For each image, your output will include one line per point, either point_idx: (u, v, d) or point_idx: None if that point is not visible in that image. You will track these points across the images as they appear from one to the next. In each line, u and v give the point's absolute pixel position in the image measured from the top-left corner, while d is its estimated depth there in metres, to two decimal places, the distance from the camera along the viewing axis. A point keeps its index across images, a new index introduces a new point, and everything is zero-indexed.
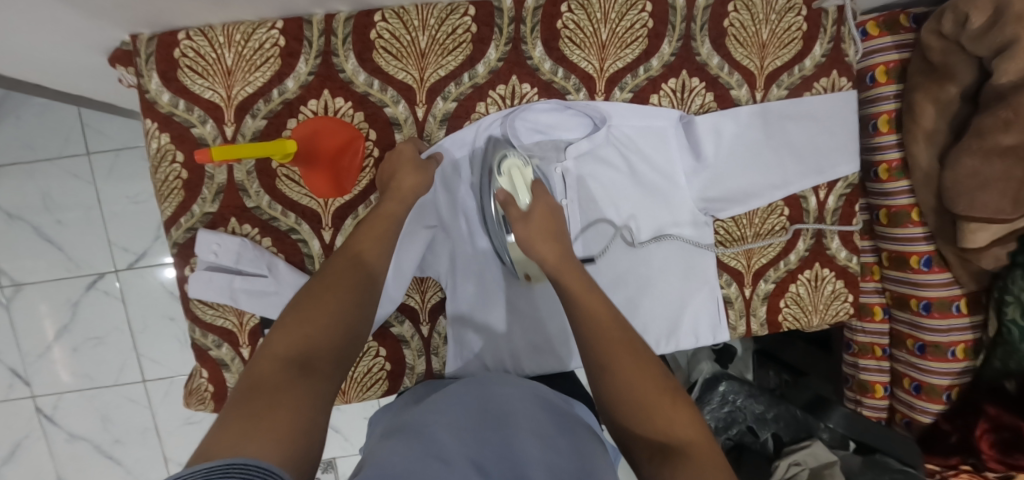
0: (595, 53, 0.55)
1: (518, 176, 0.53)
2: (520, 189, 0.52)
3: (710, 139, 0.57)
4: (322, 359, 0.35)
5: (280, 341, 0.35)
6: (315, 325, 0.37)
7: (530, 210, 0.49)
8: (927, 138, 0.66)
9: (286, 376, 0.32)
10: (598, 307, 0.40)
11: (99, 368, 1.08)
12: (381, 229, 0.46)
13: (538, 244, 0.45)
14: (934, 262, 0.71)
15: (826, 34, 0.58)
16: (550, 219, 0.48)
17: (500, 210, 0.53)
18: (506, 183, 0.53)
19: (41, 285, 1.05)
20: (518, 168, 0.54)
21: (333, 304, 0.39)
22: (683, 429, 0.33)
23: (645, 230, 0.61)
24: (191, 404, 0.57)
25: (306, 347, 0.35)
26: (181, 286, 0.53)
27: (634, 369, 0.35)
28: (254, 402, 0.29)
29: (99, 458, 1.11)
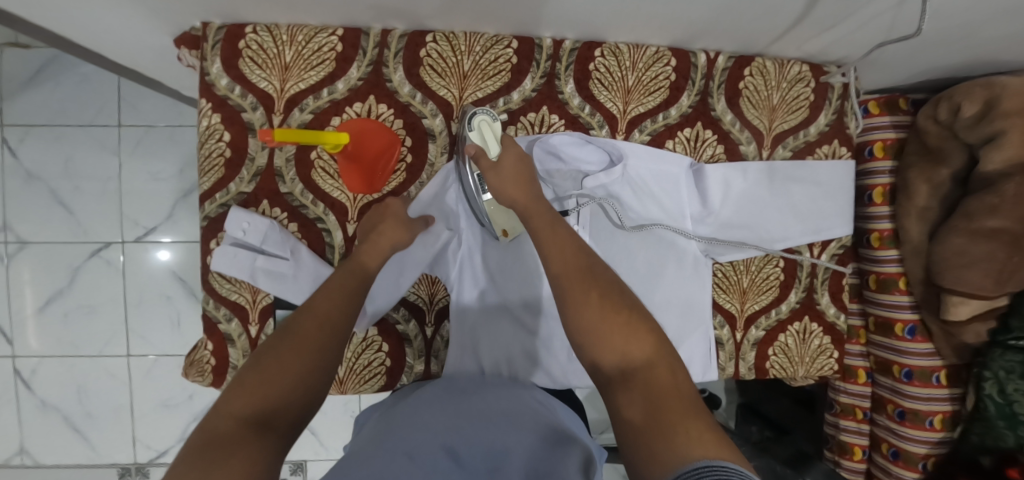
0: (621, 96, 0.60)
1: (488, 130, 0.53)
2: (489, 141, 0.53)
3: (717, 187, 0.62)
4: (282, 418, 0.33)
5: (244, 394, 0.33)
6: (284, 378, 0.35)
7: (500, 160, 0.49)
8: (920, 213, 0.71)
9: (245, 434, 0.30)
10: (564, 244, 0.42)
11: (85, 336, 1.07)
12: (359, 277, 0.45)
13: (514, 200, 0.46)
14: (918, 332, 0.74)
15: (830, 106, 0.64)
16: (519, 164, 0.48)
17: (477, 172, 0.53)
18: (476, 137, 0.53)
19: (45, 247, 1.06)
20: (487, 122, 0.54)
21: (306, 356, 0.37)
22: (642, 351, 0.36)
23: (632, 217, 0.63)
24: (189, 375, 0.58)
25: (271, 405, 0.33)
26: (204, 258, 0.55)
27: (594, 304, 0.38)
28: (202, 461, 0.27)
29: (67, 430, 1.08)
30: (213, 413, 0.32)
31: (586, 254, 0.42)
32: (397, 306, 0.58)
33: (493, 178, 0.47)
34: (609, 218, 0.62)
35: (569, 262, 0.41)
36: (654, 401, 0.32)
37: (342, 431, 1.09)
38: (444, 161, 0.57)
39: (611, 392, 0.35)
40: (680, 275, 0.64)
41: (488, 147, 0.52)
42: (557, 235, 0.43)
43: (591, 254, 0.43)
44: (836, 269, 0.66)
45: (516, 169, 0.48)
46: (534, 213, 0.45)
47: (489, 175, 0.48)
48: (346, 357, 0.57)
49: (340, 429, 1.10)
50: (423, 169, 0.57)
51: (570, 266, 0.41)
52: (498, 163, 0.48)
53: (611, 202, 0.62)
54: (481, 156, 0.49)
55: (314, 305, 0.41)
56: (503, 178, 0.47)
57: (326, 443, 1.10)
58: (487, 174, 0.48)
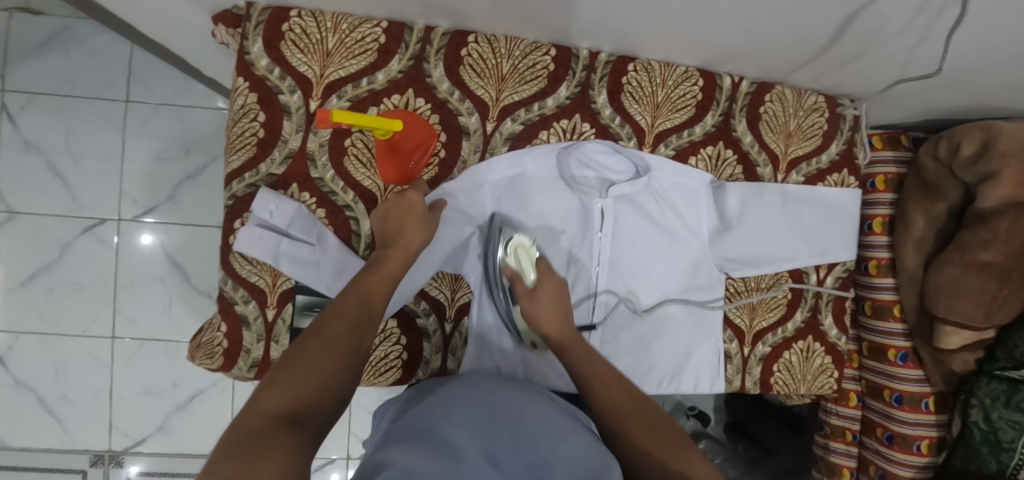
0: (649, 110, 0.62)
1: (524, 256, 0.56)
2: (526, 267, 0.56)
3: (736, 205, 0.64)
4: (312, 417, 0.32)
5: (273, 397, 0.33)
6: (309, 381, 0.35)
7: (537, 287, 0.55)
8: (916, 244, 0.75)
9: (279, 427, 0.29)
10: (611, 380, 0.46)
11: (70, 315, 1.03)
12: (372, 293, 0.46)
13: (552, 331, 0.51)
14: (910, 358, 0.78)
15: (842, 136, 0.68)
16: (554, 297, 0.55)
17: (507, 286, 0.58)
18: (512, 262, 0.56)
19: (35, 218, 1.01)
20: (524, 246, 0.57)
21: (329, 362, 0.37)
22: (698, 470, 0.36)
23: (647, 299, 0.65)
24: (196, 356, 0.56)
25: (300, 405, 0.32)
26: (226, 237, 0.54)
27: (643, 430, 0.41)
28: (244, 447, 0.26)
29: (39, 412, 1.03)
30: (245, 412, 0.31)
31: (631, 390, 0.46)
32: (419, 300, 0.58)
33: (529, 305, 0.53)
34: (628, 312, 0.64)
35: (615, 394, 0.44)
36: None
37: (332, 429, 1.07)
38: (476, 159, 0.58)
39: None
40: (692, 291, 0.66)
41: (523, 274, 0.56)
42: (599, 368, 0.47)
43: (631, 388, 0.46)
44: (839, 293, 0.68)
45: (554, 306, 0.53)
46: (573, 345, 0.50)
47: (523, 302, 0.54)
48: None
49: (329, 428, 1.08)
50: (455, 165, 0.58)
51: (617, 403, 0.44)
52: (533, 291, 0.55)
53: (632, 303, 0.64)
54: (517, 279, 0.55)
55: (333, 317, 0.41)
56: (538, 308, 0.53)
57: None
58: (523, 300, 0.54)
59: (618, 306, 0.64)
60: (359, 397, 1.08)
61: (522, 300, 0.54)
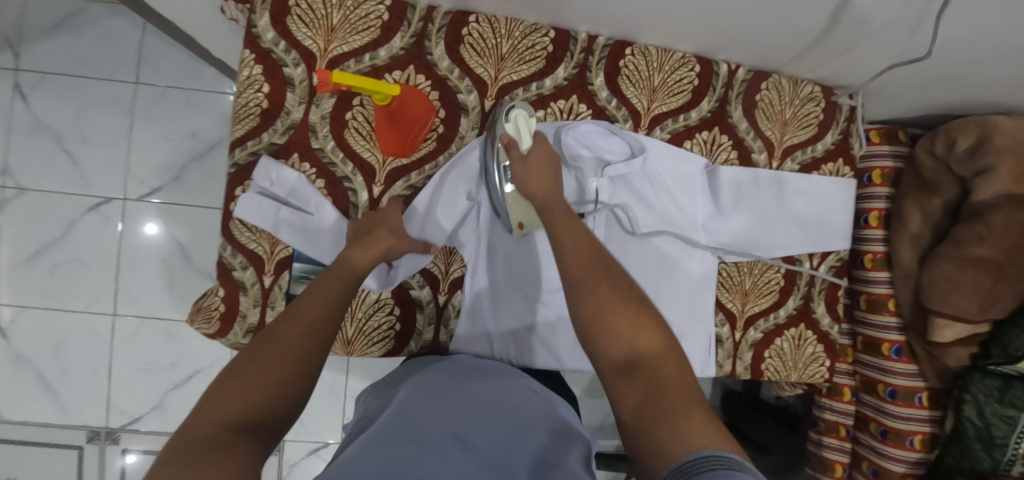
0: (646, 94, 0.63)
1: (524, 125, 0.53)
2: (523, 135, 0.53)
3: (728, 188, 0.65)
4: (265, 423, 0.29)
5: (221, 400, 0.28)
6: (265, 381, 0.30)
7: (530, 153, 0.51)
8: (912, 238, 0.75)
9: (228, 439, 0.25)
10: (578, 237, 0.43)
11: (71, 291, 1.04)
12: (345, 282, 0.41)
13: (535, 194, 0.48)
14: (904, 353, 0.78)
15: (837, 127, 0.69)
16: (547, 161, 0.50)
17: (505, 163, 0.54)
18: (511, 130, 0.53)
19: (42, 195, 1.03)
20: (524, 116, 0.54)
21: (287, 359, 0.32)
22: (649, 342, 0.36)
23: (645, 222, 0.65)
24: (194, 321, 0.57)
25: (254, 410, 0.28)
26: (227, 204, 0.56)
27: (605, 298, 0.38)
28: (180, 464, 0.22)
29: (39, 386, 1.04)
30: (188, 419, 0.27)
31: (599, 247, 0.43)
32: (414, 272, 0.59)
33: (520, 168, 0.49)
34: (621, 225, 0.64)
35: (584, 253, 0.41)
36: (656, 387, 0.33)
37: (326, 412, 1.08)
38: (474, 136, 0.60)
39: (612, 381, 0.36)
40: (685, 276, 0.66)
41: (519, 141, 0.52)
42: (572, 233, 0.43)
43: (604, 250, 0.43)
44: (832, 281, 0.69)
45: (545, 167, 0.50)
46: (553, 205, 0.46)
47: (517, 167, 0.50)
48: (357, 318, 0.57)
49: (323, 412, 1.09)
50: (453, 141, 0.59)
51: (583, 258, 0.41)
52: (527, 156, 0.50)
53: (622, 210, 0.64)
54: (512, 145, 0.51)
55: (297, 307, 0.37)
56: (529, 170, 0.49)
57: (307, 424, 1.08)
58: (516, 164, 0.50)
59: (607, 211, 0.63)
60: (353, 382, 1.09)
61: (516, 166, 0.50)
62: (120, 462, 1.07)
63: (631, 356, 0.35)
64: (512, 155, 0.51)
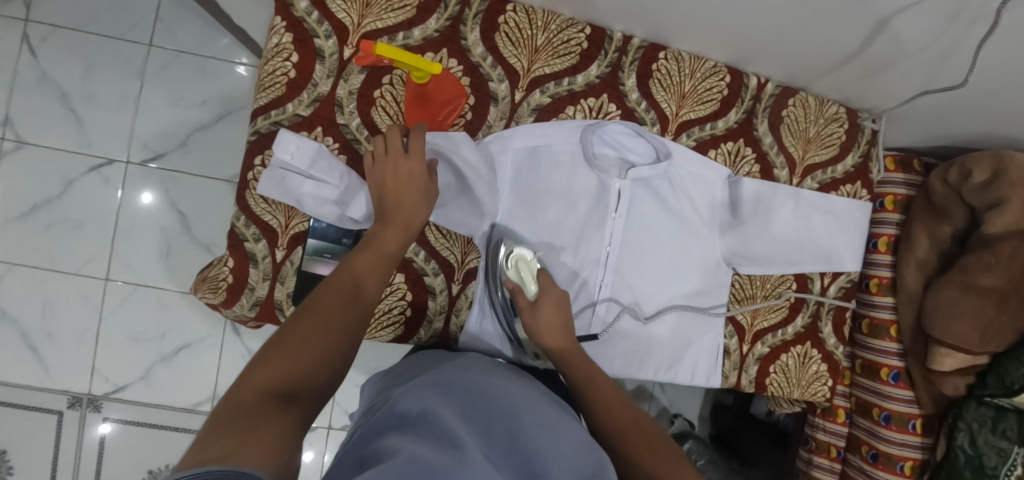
0: (675, 99, 0.62)
1: (526, 269, 0.55)
2: (528, 280, 0.55)
3: (750, 200, 0.64)
4: (304, 393, 0.30)
5: (265, 368, 0.30)
6: (300, 356, 0.32)
7: (539, 300, 0.53)
8: (918, 264, 0.76)
9: (269, 404, 0.27)
10: (615, 398, 0.47)
11: (65, 251, 1.01)
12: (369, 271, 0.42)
13: (553, 346, 0.51)
14: (901, 378, 0.79)
15: (858, 149, 0.69)
16: (558, 312, 0.53)
17: (507, 295, 0.57)
18: (513, 274, 0.56)
19: (42, 150, 1.00)
20: (524, 261, 0.56)
21: (326, 335, 0.35)
22: None
23: (649, 304, 0.65)
24: (199, 290, 0.56)
25: (297, 378, 0.31)
26: (245, 174, 0.54)
27: (648, 453, 0.40)
28: (236, 419, 0.24)
29: (22, 347, 1.01)
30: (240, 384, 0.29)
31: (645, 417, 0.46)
32: (429, 258, 0.58)
33: (530, 320, 0.52)
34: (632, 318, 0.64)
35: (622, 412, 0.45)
36: None
37: None
38: (502, 126, 0.59)
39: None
40: (688, 284, 0.66)
41: (525, 286, 0.54)
42: (603, 386, 0.48)
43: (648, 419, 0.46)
44: (840, 303, 0.69)
45: (558, 319, 0.52)
46: (576, 359, 0.50)
47: (523, 316, 0.53)
48: None
49: None
50: (480, 129, 0.58)
51: (623, 419, 0.44)
52: (535, 304, 0.53)
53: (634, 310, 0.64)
54: (519, 293, 0.54)
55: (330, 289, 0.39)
56: (540, 321, 0.52)
57: None
58: (524, 314, 0.53)
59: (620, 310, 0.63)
60: None
61: (523, 311, 0.53)
62: (100, 430, 1.04)
63: None
64: (521, 302, 0.53)
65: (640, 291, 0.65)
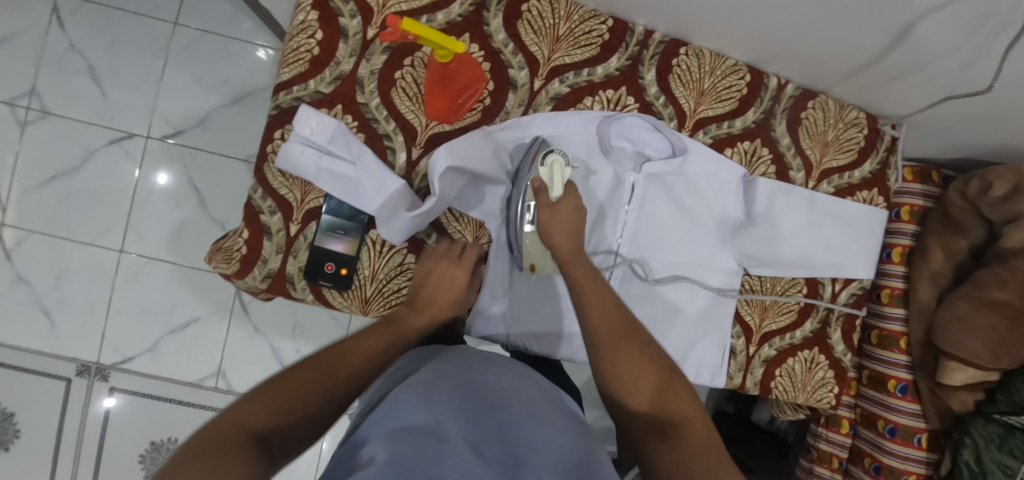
0: (694, 95, 0.62)
1: (558, 171, 0.53)
2: (556, 182, 0.53)
3: (764, 201, 0.64)
4: (280, 442, 0.30)
5: (249, 408, 0.31)
6: (288, 407, 0.33)
7: (559, 203, 0.52)
8: (932, 277, 0.75)
9: (243, 442, 0.27)
10: (606, 300, 0.46)
11: (81, 222, 1.03)
12: (377, 345, 0.44)
13: (559, 246, 0.50)
14: (908, 391, 0.78)
15: (877, 156, 0.68)
16: (576, 215, 0.52)
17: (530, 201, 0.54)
18: (545, 174, 0.53)
19: (65, 121, 1.02)
20: (560, 163, 0.54)
21: (314, 387, 0.35)
22: (682, 408, 0.40)
23: (658, 269, 0.65)
24: (213, 259, 0.57)
25: (275, 424, 0.31)
26: (264, 147, 0.55)
27: (633, 361, 0.42)
28: (210, 452, 0.25)
29: (35, 313, 1.03)
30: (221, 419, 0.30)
31: (626, 314, 0.46)
32: (439, 240, 0.58)
33: (548, 216, 0.51)
34: (637, 273, 0.64)
35: (611, 318, 0.44)
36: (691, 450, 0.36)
37: None
38: (519, 113, 0.59)
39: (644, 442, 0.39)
40: (697, 283, 0.65)
41: (552, 188, 0.53)
42: (597, 291, 0.47)
43: (630, 315, 0.46)
44: (850, 311, 0.68)
45: (572, 222, 0.51)
46: (576, 264, 0.49)
47: (541, 211, 0.52)
48: (378, 278, 0.57)
49: None
50: (498, 114, 0.58)
51: (610, 321, 0.44)
52: (556, 205, 0.52)
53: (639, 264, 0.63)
54: (543, 191, 0.52)
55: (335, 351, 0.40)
56: (557, 221, 0.51)
57: None
58: (543, 210, 0.51)
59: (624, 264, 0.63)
60: None
61: (541, 208, 0.52)
62: (106, 401, 1.06)
63: (661, 422, 0.39)
64: (542, 201, 0.52)
65: (647, 288, 0.64)
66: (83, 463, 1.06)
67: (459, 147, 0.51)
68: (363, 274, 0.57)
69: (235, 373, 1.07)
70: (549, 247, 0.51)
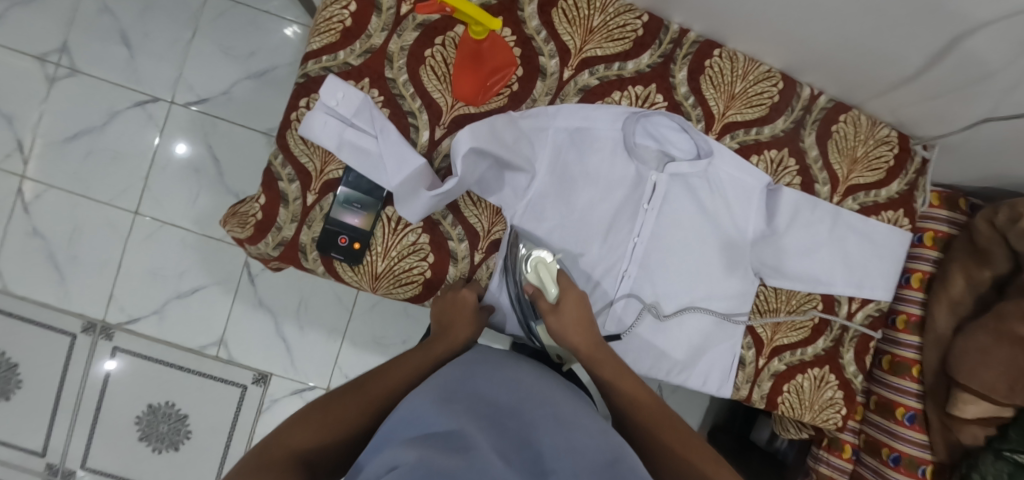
0: (724, 98, 0.61)
1: (546, 272, 0.54)
2: (548, 283, 0.53)
3: (787, 212, 0.62)
4: (323, 462, 0.36)
5: (300, 431, 0.37)
6: (328, 429, 0.38)
7: (561, 302, 0.53)
8: (951, 305, 0.73)
9: (288, 462, 0.33)
10: (638, 388, 0.49)
11: (99, 180, 1.04)
12: (405, 371, 0.47)
13: (578, 345, 0.51)
14: (917, 420, 0.76)
15: (905, 176, 0.67)
16: (581, 307, 0.53)
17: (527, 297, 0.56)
18: (534, 279, 0.54)
19: (93, 80, 1.03)
20: (544, 262, 0.54)
21: (352, 412, 0.41)
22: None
23: (669, 305, 0.64)
24: (228, 223, 0.57)
25: (318, 447, 0.37)
26: (289, 114, 0.55)
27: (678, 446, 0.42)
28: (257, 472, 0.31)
29: (47, 266, 1.04)
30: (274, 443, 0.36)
31: (664, 405, 0.48)
32: (456, 223, 0.57)
33: (555, 322, 0.52)
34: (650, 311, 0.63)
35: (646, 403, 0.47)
36: None
37: (319, 354, 1.09)
38: (546, 102, 0.58)
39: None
40: (711, 289, 0.64)
41: (546, 291, 0.53)
42: (629, 380, 0.49)
43: (667, 405, 0.48)
44: (865, 332, 0.67)
45: (578, 314, 0.52)
46: (600, 356, 0.51)
47: (550, 319, 0.52)
48: (390, 255, 0.56)
49: (316, 353, 1.09)
50: (525, 101, 0.57)
51: (648, 410, 0.46)
52: (558, 307, 0.52)
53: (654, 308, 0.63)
54: (539, 297, 0.53)
55: (370, 380, 0.45)
56: (565, 322, 0.51)
57: (297, 362, 1.09)
58: (548, 318, 0.52)
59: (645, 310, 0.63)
60: (353, 331, 1.09)
61: (548, 315, 0.52)
62: (106, 364, 1.06)
63: None
64: (543, 306, 0.53)
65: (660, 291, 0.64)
66: (80, 419, 1.07)
67: (482, 130, 0.51)
68: (376, 250, 0.56)
69: (237, 343, 1.08)
70: (567, 347, 0.52)
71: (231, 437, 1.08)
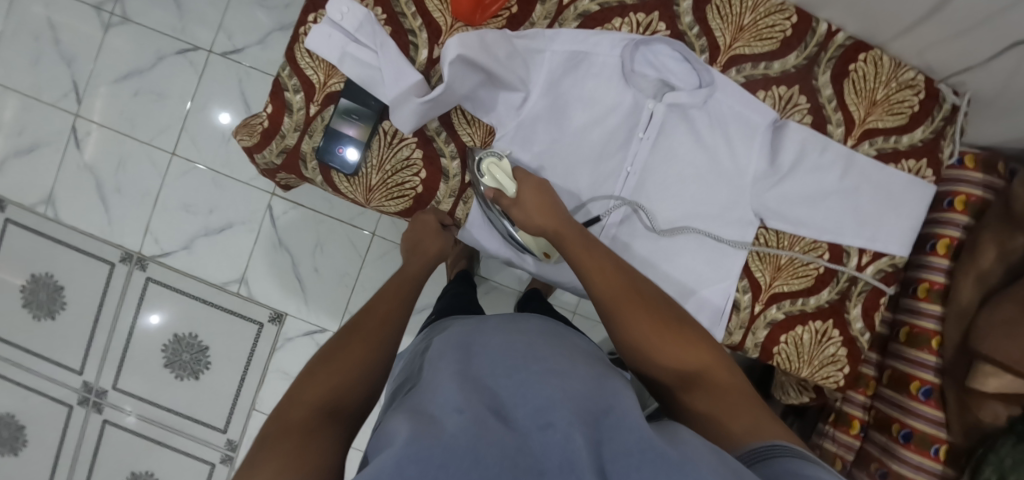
0: (732, 30, 0.59)
1: (497, 171, 0.55)
2: (503, 182, 0.55)
3: (791, 151, 0.60)
4: (346, 406, 0.37)
5: (313, 387, 0.38)
6: (341, 378, 0.39)
7: (520, 195, 0.55)
8: (978, 276, 0.66)
9: (316, 417, 0.34)
10: (606, 266, 0.48)
11: (144, 121, 1.12)
12: (386, 310, 0.50)
13: (544, 226, 0.53)
14: (933, 396, 0.70)
15: (932, 124, 0.62)
16: (540, 193, 0.55)
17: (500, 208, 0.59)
18: (491, 181, 0.56)
19: (143, 28, 1.12)
20: (495, 162, 0.56)
21: (358, 359, 0.42)
22: (702, 358, 0.42)
23: (666, 220, 0.63)
24: (237, 134, 0.60)
25: (337, 394, 0.38)
26: (299, 28, 0.58)
27: (646, 326, 0.43)
28: (285, 437, 0.32)
29: (95, 198, 1.13)
30: (289, 402, 0.37)
31: (627, 276, 0.48)
32: (449, 140, 0.59)
33: (519, 214, 0.55)
34: (643, 222, 0.63)
35: (613, 281, 0.46)
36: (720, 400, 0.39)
37: (331, 297, 1.14)
38: (545, 26, 0.58)
39: (676, 397, 0.42)
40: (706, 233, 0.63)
41: (504, 189, 0.55)
42: (596, 261, 0.49)
43: (631, 274, 0.48)
44: (877, 285, 0.63)
45: (538, 200, 0.54)
46: (567, 234, 0.51)
47: (512, 212, 0.56)
48: (383, 169, 0.59)
49: (327, 295, 1.14)
50: (524, 23, 0.58)
51: (616, 288, 0.46)
52: (517, 199, 0.55)
53: (646, 210, 0.62)
54: (500, 197, 0.56)
55: (364, 321, 0.48)
56: (528, 214, 0.54)
57: (310, 303, 1.14)
58: (514, 211, 0.55)
59: (624, 207, 0.62)
60: (364, 275, 1.13)
61: (511, 209, 0.56)
62: (151, 319, 1.15)
63: (685, 374, 0.42)
64: (506, 204, 0.56)
65: (648, 230, 0.63)
66: (114, 342, 1.16)
67: (472, 38, 0.51)
68: (371, 163, 0.59)
69: (256, 282, 1.14)
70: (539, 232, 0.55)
71: (246, 369, 1.15)
